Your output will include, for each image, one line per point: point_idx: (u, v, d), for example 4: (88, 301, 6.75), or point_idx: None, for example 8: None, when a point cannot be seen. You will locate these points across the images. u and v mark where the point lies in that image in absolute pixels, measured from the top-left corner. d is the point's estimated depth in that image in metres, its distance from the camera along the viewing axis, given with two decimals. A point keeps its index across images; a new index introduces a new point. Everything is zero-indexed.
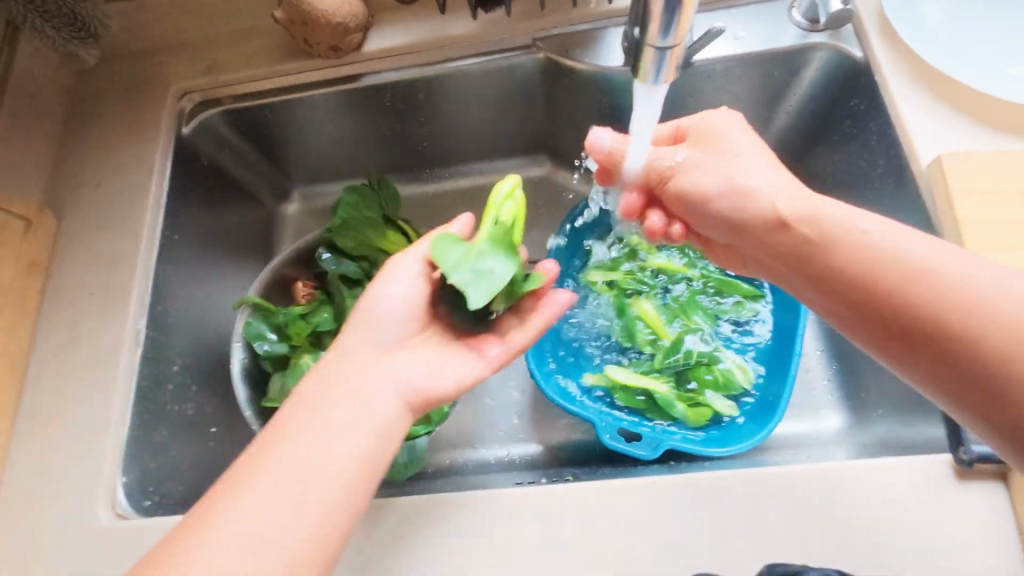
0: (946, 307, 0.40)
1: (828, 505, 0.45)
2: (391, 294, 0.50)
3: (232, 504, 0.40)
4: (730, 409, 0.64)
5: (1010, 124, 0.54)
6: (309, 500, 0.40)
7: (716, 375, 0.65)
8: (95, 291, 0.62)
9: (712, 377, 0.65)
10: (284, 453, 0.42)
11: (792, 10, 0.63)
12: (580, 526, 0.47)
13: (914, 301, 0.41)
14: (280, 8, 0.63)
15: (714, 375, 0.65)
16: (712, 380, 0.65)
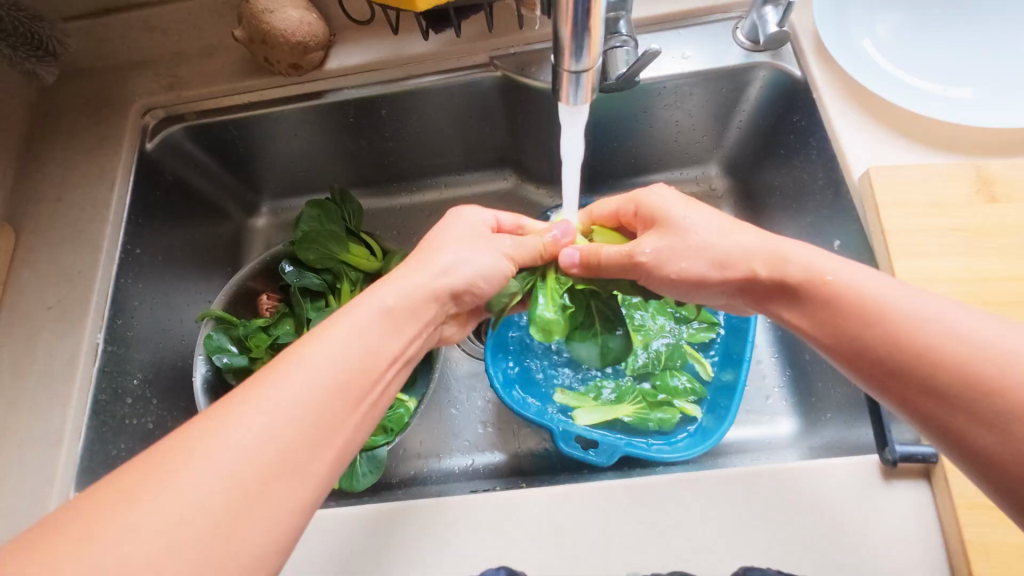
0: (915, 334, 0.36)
1: (756, 498, 0.47)
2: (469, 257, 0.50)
3: (215, 451, 0.31)
4: (693, 408, 0.66)
5: (940, 140, 0.57)
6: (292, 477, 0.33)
7: (682, 381, 0.68)
8: (52, 306, 0.62)
9: (681, 385, 0.67)
10: (278, 403, 0.34)
11: (736, 31, 0.65)
12: (528, 532, 0.48)
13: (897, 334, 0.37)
14: (241, 28, 0.65)
15: (678, 381, 0.68)
16: (679, 389, 0.67)
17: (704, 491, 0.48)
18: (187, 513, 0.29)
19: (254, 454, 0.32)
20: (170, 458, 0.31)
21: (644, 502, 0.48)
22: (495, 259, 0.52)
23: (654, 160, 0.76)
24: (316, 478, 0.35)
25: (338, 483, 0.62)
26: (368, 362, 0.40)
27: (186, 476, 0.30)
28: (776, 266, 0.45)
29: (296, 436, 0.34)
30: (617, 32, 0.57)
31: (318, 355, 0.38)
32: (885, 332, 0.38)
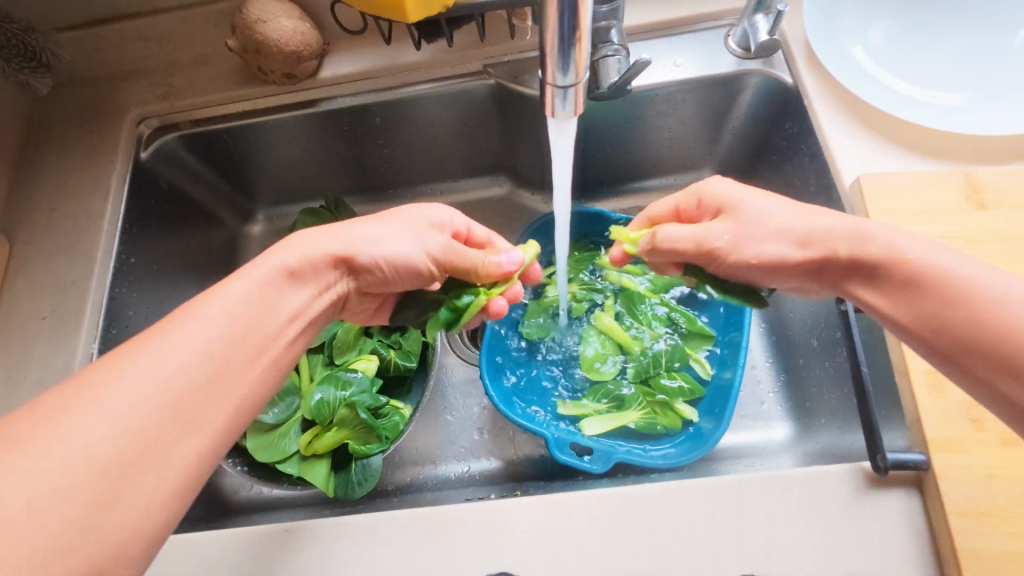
0: (1003, 320, 0.36)
1: (748, 507, 0.47)
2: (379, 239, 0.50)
3: (102, 403, 0.34)
4: (692, 411, 0.66)
5: (930, 147, 0.57)
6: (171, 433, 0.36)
7: (681, 383, 0.67)
8: (47, 315, 0.62)
9: (679, 385, 0.67)
10: (142, 371, 0.36)
11: (728, 38, 0.66)
12: (521, 541, 0.48)
13: (977, 318, 0.37)
14: (235, 38, 0.65)
15: (676, 382, 0.67)
16: (678, 389, 0.67)
17: (697, 499, 0.48)
18: (71, 459, 0.32)
19: (138, 410, 0.35)
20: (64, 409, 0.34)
21: (638, 510, 0.48)
22: (413, 249, 0.51)
23: (648, 166, 0.76)
24: (208, 435, 0.38)
25: (332, 492, 0.62)
26: (261, 318, 0.42)
27: (79, 426, 0.33)
28: (856, 246, 0.43)
29: (181, 393, 0.37)
30: (609, 41, 0.57)
31: (213, 317, 0.40)
32: (967, 316, 0.37)
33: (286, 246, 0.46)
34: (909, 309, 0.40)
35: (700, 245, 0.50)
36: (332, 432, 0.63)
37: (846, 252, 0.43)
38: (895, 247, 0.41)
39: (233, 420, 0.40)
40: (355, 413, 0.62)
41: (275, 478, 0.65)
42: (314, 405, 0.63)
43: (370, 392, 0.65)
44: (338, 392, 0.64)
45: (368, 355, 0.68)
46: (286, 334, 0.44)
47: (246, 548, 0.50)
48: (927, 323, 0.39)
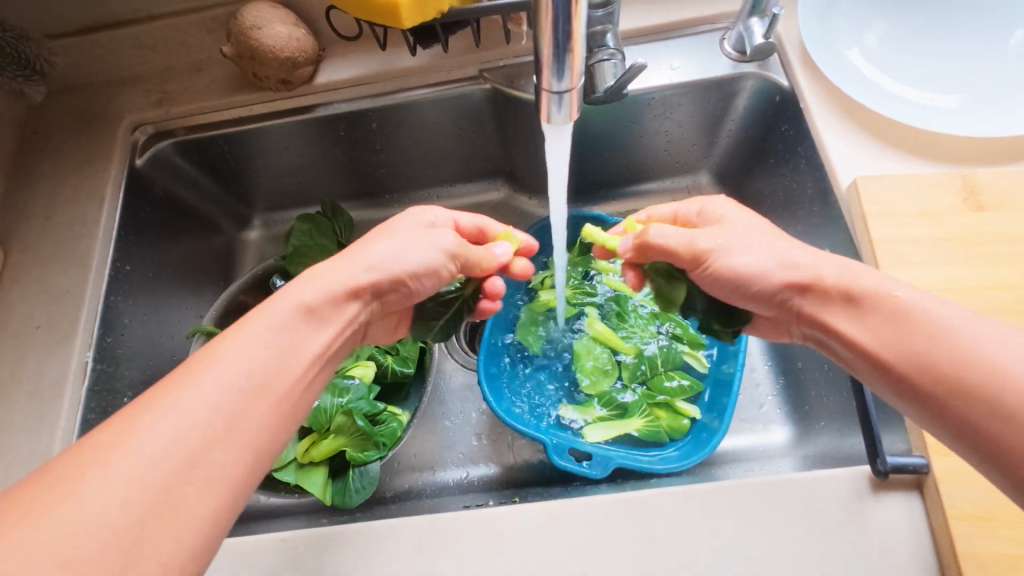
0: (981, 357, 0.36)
1: (749, 512, 0.47)
2: (382, 249, 0.49)
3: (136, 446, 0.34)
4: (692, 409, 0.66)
5: (928, 149, 0.57)
6: (212, 468, 0.35)
7: (681, 382, 0.67)
8: (41, 324, 0.62)
9: (678, 385, 0.67)
10: (190, 398, 0.36)
11: (723, 42, 0.66)
12: (519, 550, 0.48)
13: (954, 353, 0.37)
14: (230, 44, 0.65)
15: (676, 382, 0.67)
16: (678, 388, 0.67)
17: (697, 505, 0.48)
18: (102, 509, 0.31)
19: (161, 456, 0.34)
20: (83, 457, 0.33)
21: (638, 517, 0.48)
22: (431, 254, 0.51)
23: (645, 170, 0.76)
24: (235, 478, 0.36)
25: (330, 500, 0.61)
26: (285, 355, 0.42)
27: (111, 466, 0.33)
28: (845, 279, 0.44)
29: (226, 420, 0.37)
30: (605, 46, 0.57)
31: (232, 359, 0.39)
32: (947, 350, 0.38)
33: (304, 280, 0.46)
34: (883, 337, 0.41)
35: (693, 253, 0.50)
36: (329, 440, 0.62)
37: (835, 278, 0.45)
38: (879, 284, 0.42)
39: (271, 449, 0.40)
40: (351, 420, 0.62)
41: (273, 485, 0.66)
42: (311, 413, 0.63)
43: (367, 399, 0.65)
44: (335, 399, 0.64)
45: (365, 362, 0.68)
46: (315, 364, 0.44)
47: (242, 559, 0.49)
48: (898, 350, 0.40)
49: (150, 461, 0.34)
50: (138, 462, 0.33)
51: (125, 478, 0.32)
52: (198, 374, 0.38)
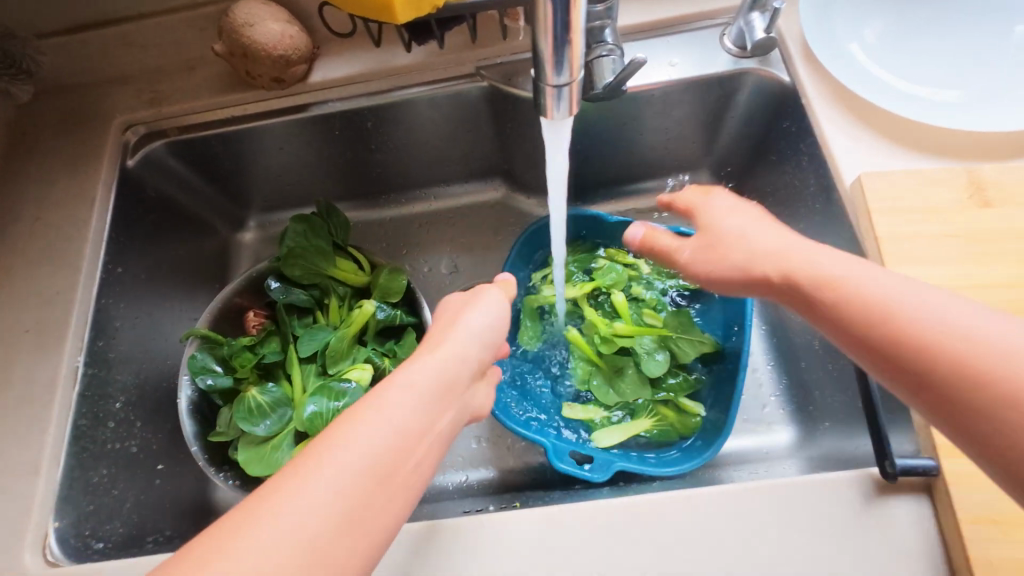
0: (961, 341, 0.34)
1: (755, 516, 0.46)
2: (478, 321, 0.47)
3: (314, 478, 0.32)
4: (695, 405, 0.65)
5: (932, 144, 0.56)
6: (355, 530, 0.32)
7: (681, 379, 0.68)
8: (31, 328, 0.61)
9: (680, 381, 0.67)
10: (351, 446, 0.34)
11: (723, 37, 0.65)
12: (520, 556, 0.47)
13: (920, 339, 0.35)
14: (222, 42, 0.64)
15: (677, 379, 0.68)
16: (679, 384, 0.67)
17: (701, 508, 0.47)
18: (280, 542, 0.30)
19: (325, 492, 0.32)
20: (298, 483, 0.32)
21: (640, 522, 0.47)
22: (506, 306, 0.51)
23: (644, 168, 0.75)
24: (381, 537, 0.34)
25: None
26: (431, 410, 0.39)
27: (282, 504, 0.31)
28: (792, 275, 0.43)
29: (374, 472, 0.34)
30: (603, 42, 0.56)
31: (381, 411, 0.37)
32: (912, 335, 0.35)
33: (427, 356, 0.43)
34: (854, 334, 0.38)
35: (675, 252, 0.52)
36: None
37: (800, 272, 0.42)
38: (837, 271, 0.41)
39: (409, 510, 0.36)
40: None
41: None
42: (307, 418, 0.61)
43: None
44: (331, 403, 0.62)
45: (362, 364, 0.66)
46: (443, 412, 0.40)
47: None
48: (863, 340, 0.38)
49: (315, 514, 0.31)
50: (317, 501, 0.32)
51: (294, 529, 0.31)
52: (360, 412, 0.36)
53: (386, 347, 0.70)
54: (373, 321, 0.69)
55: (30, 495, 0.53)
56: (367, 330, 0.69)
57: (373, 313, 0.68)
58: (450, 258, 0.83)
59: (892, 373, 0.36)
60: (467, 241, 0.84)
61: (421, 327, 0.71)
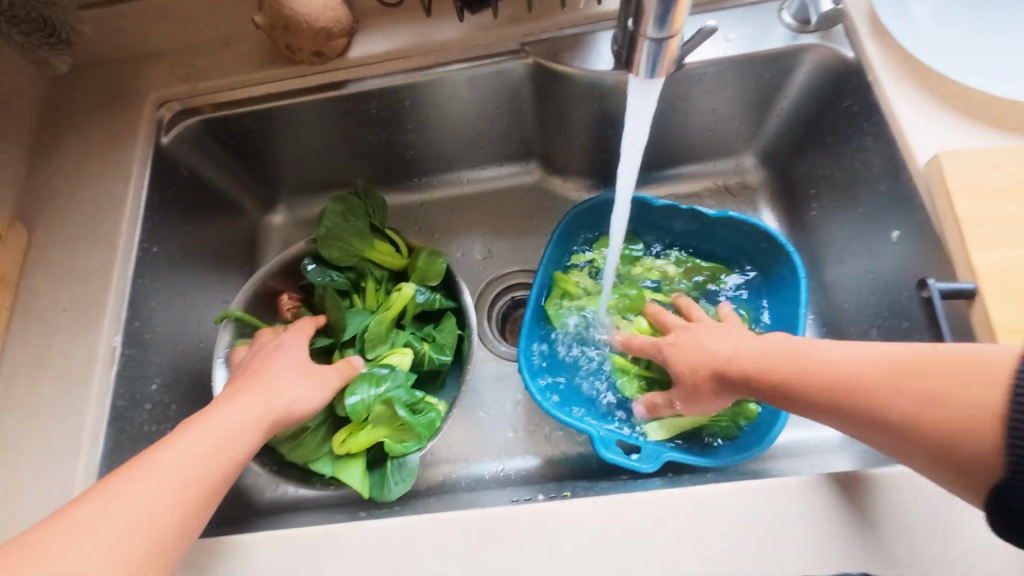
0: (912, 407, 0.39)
1: (824, 509, 0.44)
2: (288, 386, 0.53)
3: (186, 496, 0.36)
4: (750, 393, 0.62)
5: (1010, 124, 0.53)
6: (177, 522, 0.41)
7: None
8: (67, 307, 0.59)
9: None
10: (158, 463, 0.42)
11: (782, 12, 0.62)
12: (579, 547, 0.45)
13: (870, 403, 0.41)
14: (262, 13, 0.61)
15: None
16: None
17: (767, 501, 0.45)
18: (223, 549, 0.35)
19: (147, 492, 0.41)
20: (142, 481, 0.41)
21: (705, 514, 0.45)
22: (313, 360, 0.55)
23: (689, 151, 0.73)
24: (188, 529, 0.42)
25: (368, 493, 0.59)
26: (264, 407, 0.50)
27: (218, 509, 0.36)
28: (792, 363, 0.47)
29: (186, 476, 0.43)
30: None
31: (233, 409, 0.48)
32: (872, 392, 0.41)
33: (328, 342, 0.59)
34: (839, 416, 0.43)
35: None
36: (368, 431, 0.60)
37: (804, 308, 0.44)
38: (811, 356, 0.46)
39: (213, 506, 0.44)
40: (391, 410, 0.59)
41: (305, 478, 0.63)
42: (348, 406, 0.58)
43: (406, 387, 0.61)
44: (372, 389, 0.59)
45: (401, 349, 0.65)
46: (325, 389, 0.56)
47: (283, 556, 0.46)
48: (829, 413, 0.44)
49: (128, 513, 0.40)
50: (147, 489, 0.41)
51: (114, 530, 0.39)
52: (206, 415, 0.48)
53: (425, 331, 0.68)
54: (411, 305, 0.67)
55: (69, 477, 0.52)
56: (405, 314, 0.68)
57: (412, 297, 0.66)
58: (484, 242, 0.81)
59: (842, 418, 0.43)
60: (502, 225, 0.82)
61: (460, 312, 0.69)
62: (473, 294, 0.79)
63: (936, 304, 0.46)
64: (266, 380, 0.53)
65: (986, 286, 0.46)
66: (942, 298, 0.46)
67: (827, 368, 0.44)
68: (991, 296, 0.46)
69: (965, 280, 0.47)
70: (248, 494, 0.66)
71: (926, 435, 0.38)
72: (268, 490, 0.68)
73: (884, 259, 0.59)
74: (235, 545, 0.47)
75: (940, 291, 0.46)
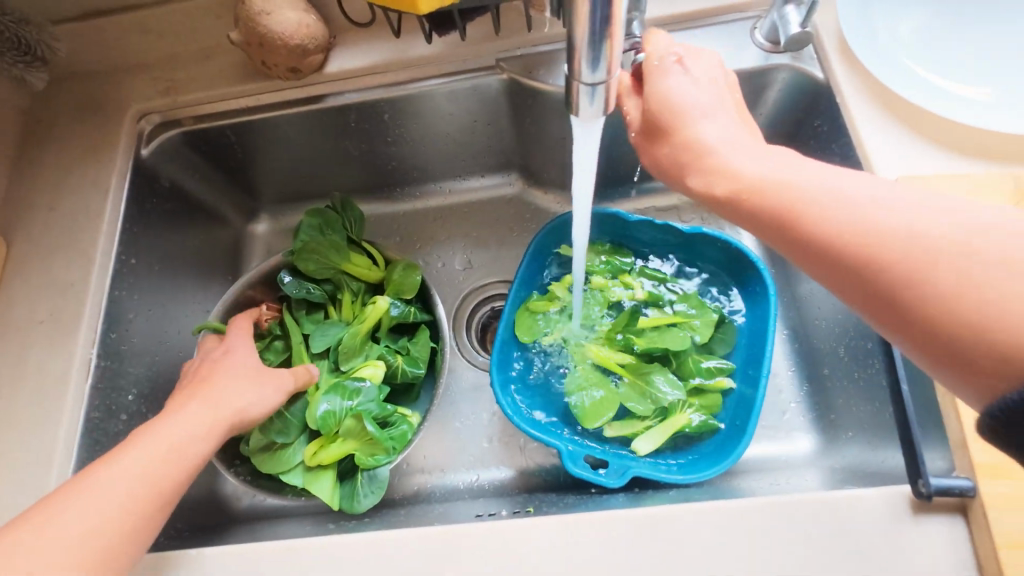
0: (896, 237, 0.37)
1: (777, 530, 0.45)
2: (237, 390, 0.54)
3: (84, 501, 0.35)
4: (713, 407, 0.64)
5: (974, 147, 0.54)
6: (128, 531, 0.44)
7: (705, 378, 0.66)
8: (44, 319, 0.60)
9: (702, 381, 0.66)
10: (110, 474, 0.45)
11: (754, 31, 0.62)
12: (536, 564, 0.46)
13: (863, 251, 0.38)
14: (237, 30, 0.62)
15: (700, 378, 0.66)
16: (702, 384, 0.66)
17: (719, 521, 0.46)
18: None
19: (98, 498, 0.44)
20: (86, 492, 0.43)
21: (658, 534, 0.46)
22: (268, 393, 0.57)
23: None
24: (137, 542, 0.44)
25: (337, 505, 0.60)
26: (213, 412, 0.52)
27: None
28: (752, 185, 0.44)
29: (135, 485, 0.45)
30: (630, 36, 0.54)
31: (185, 416, 0.51)
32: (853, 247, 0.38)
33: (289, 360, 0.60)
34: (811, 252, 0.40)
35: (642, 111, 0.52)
36: (338, 444, 0.61)
37: (777, 196, 0.42)
38: (781, 172, 0.44)
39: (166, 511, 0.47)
40: (361, 423, 0.60)
41: (278, 489, 0.63)
42: (320, 416, 0.60)
43: (377, 401, 0.62)
44: (345, 402, 0.61)
45: (375, 361, 0.66)
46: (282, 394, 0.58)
47: (249, 567, 0.48)
48: (803, 248, 0.41)
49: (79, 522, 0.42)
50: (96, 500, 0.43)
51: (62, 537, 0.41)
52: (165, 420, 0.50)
53: (400, 344, 0.69)
54: (386, 317, 0.68)
55: (42, 487, 0.53)
56: (380, 326, 0.68)
57: (387, 310, 0.67)
58: (464, 253, 0.82)
59: (825, 275, 0.40)
60: (482, 236, 0.82)
61: (434, 324, 0.69)
62: (452, 305, 0.80)
63: None
64: (217, 387, 0.54)
65: None
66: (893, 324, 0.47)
67: (855, 213, 0.39)
68: None
69: None
70: (224, 503, 0.67)
71: (987, 320, 0.32)
72: (246, 498, 0.68)
73: None
74: (203, 557, 0.49)
75: None
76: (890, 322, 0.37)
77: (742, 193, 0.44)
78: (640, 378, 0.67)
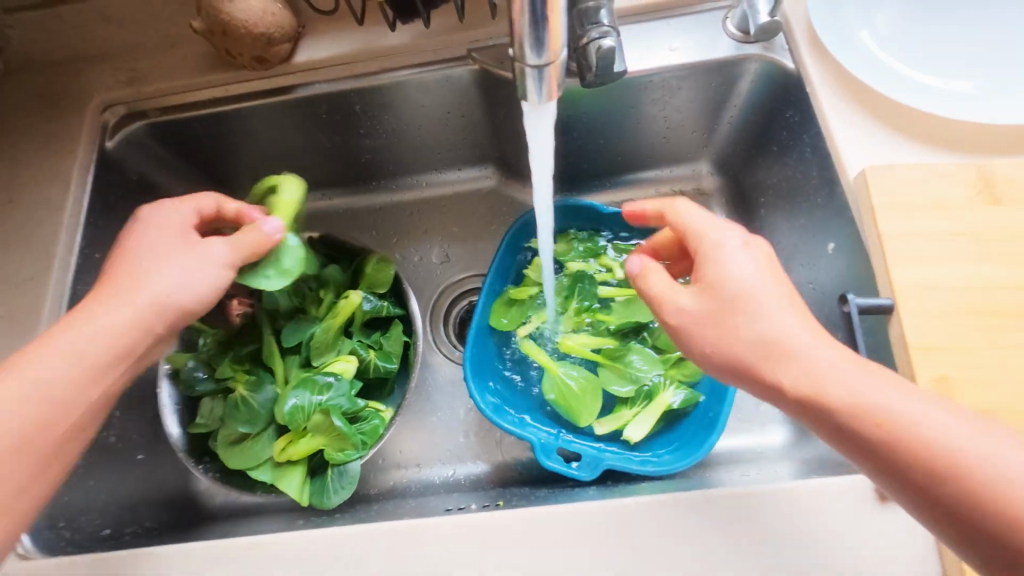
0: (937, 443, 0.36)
1: (743, 521, 0.45)
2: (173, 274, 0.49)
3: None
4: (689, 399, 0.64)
5: (941, 138, 0.54)
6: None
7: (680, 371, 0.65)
8: (4, 315, 0.59)
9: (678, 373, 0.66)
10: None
11: (726, 21, 0.62)
12: (501, 559, 0.46)
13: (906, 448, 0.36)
14: (200, 18, 0.61)
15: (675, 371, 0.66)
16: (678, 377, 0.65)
17: (685, 513, 0.46)
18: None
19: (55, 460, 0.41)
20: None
21: (625, 525, 0.46)
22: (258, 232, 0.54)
23: (642, 158, 0.73)
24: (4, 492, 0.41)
25: (307, 501, 0.59)
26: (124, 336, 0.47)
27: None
28: (767, 344, 0.42)
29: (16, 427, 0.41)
30: (598, 23, 0.53)
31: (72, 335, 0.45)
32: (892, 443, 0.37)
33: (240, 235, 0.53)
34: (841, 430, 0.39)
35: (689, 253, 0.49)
36: (307, 439, 0.60)
37: (798, 381, 0.40)
38: (785, 322, 0.42)
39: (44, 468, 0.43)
40: (330, 419, 0.59)
41: (249, 485, 0.63)
42: (287, 411, 0.59)
43: (348, 396, 0.62)
44: (314, 397, 0.60)
45: (346, 356, 0.65)
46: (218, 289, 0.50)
47: (213, 564, 0.47)
48: (835, 425, 0.39)
49: None
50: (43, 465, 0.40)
51: None
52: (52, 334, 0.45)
53: (372, 339, 0.68)
54: (358, 312, 0.67)
55: None
56: (352, 321, 0.67)
57: (359, 305, 0.66)
58: (441, 247, 0.81)
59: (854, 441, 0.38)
60: (459, 229, 0.82)
61: (407, 319, 0.69)
62: (429, 299, 0.79)
63: (855, 320, 0.48)
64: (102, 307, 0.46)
65: (905, 302, 0.47)
66: (860, 313, 0.47)
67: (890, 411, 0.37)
68: (909, 311, 0.46)
69: (886, 296, 0.48)
70: (195, 500, 0.66)
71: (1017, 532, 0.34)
72: (219, 494, 0.67)
73: (824, 270, 0.60)
74: (164, 555, 0.48)
75: (858, 306, 0.47)
76: (897, 483, 0.37)
77: (753, 366, 0.42)
78: (617, 362, 0.67)
